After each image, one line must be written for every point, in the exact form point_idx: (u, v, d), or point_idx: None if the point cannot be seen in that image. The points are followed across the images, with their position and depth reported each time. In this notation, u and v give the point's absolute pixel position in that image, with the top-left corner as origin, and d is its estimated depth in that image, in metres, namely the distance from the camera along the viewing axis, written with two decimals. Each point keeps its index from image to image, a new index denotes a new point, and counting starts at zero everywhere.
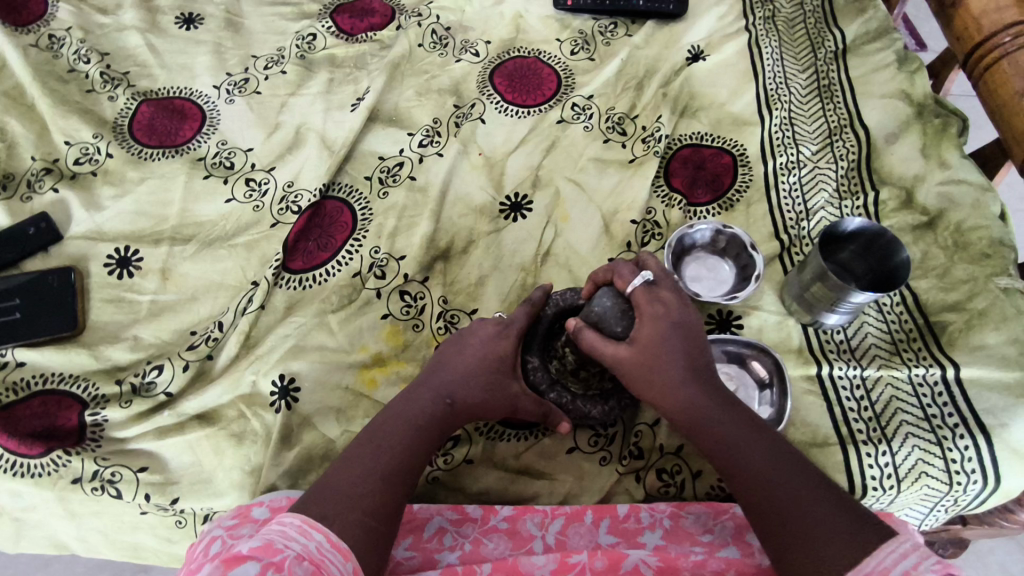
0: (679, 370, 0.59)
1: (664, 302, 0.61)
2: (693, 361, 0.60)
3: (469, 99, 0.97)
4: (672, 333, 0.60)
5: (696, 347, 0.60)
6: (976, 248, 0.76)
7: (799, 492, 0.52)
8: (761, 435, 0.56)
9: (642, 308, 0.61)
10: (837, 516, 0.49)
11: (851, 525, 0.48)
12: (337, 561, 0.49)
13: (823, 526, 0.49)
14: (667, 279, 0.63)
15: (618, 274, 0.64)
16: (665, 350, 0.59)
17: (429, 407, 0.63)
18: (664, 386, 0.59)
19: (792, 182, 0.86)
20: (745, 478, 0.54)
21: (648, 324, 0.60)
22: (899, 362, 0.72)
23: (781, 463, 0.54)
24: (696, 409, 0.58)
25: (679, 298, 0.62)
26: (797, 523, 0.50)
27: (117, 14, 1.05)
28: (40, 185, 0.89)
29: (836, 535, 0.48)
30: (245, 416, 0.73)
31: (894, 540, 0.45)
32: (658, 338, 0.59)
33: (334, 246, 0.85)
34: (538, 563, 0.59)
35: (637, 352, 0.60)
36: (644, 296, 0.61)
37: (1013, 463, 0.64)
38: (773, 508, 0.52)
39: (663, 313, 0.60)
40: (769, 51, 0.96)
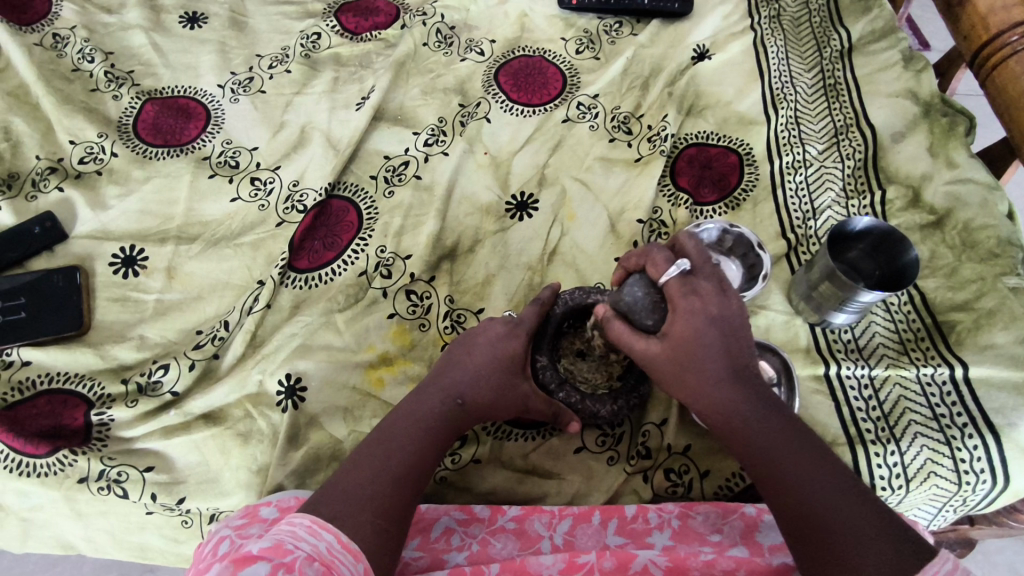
0: (714, 369, 0.57)
1: (700, 294, 0.58)
2: (731, 358, 0.57)
3: (474, 98, 0.97)
4: (710, 328, 0.57)
5: (735, 342, 0.57)
6: (984, 248, 0.76)
7: (835, 501, 0.51)
8: (797, 438, 0.55)
9: (676, 302, 0.58)
10: (873, 529, 0.49)
11: (887, 539, 0.48)
12: (348, 561, 0.48)
13: (857, 538, 0.49)
14: (707, 267, 0.59)
15: (652, 262, 0.61)
16: (700, 348, 0.57)
17: (439, 407, 0.63)
18: (696, 385, 0.58)
19: (798, 181, 0.86)
20: (777, 481, 0.54)
21: (683, 320, 0.57)
22: (907, 362, 0.72)
23: (817, 467, 0.53)
24: (730, 409, 0.57)
25: (719, 288, 0.59)
26: (829, 533, 0.50)
27: (121, 14, 1.05)
28: (45, 184, 0.89)
29: (871, 551, 0.48)
30: (251, 416, 0.73)
31: (933, 562, 0.45)
32: (693, 335, 0.57)
33: (339, 245, 0.85)
34: (546, 563, 0.59)
35: (669, 349, 0.58)
36: (678, 289, 0.58)
37: (1021, 463, 0.64)
38: (804, 515, 0.51)
39: (700, 306, 0.57)
40: (774, 51, 0.96)
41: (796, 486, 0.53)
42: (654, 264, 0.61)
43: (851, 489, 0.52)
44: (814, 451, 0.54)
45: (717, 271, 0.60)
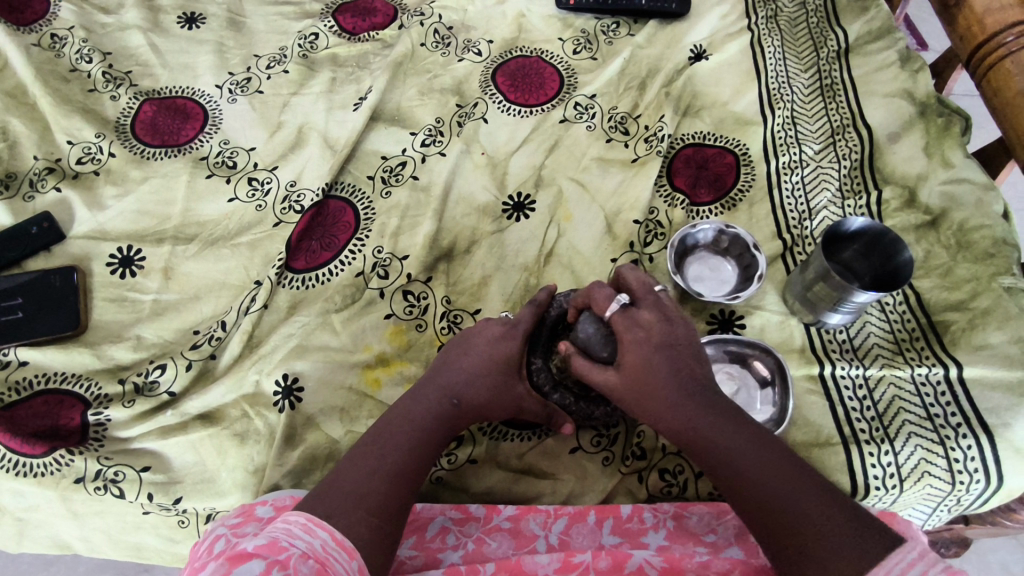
0: (670, 388, 0.58)
1: (641, 325, 0.62)
2: (685, 376, 0.59)
3: (472, 99, 0.97)
4: (655, 354, 0.60)
5: (685, 361, 0.60)
6: (979, 247, 0.76)
7: (800, 499, 0.50)
8: (761, 444, 0.54)
9: (622, 334, 0.62)
10: (839, 522, 0.48)
11: (853, 531, 0.47)
12: (342, 559, 0.49)
13: (825, 535, 0.47)
14: (646, 298, 0.64)
15: (595, 299, 0.65)
16: (652, 372, 0.59)
17: (435, 407, 0.63)
18: (657, 405, 0.58)
19: (795, 181, 0.86)
20: (743, 490, 0.53)
21: (630, 349, 0.61)
22: (902, 362, 0.72)
23: (781, 469, 0.52)
24: (691, 424, 0.57)
25: (660, 316, 0.62)
26: (797, 533, 0.49)
27: (119, 14, 1.05)
28: (42, 184, 0.89)
29: (839, 545, 0.46)
30: (248, 416, 0.73)
31: (899, 549, 0.44)
32: (642, 361, 0.60)
33: (337, 246, 0.85)
34: (542, 562, 0.59)
35: (624, 378, 0.61)
36: (621, 321, 0.63)
37: (1015, 463, 0.64)
38: (772, 519, 0.50)
39: (642, 336, 0.61)
40: (771, 51, 0.96)
41: (762, 492, 0.52)
42: (596, 303, 0.65)
43: (817, 486, 0.51)
44: (778, 453, 0.54)
45: (659, 299, 0.64)
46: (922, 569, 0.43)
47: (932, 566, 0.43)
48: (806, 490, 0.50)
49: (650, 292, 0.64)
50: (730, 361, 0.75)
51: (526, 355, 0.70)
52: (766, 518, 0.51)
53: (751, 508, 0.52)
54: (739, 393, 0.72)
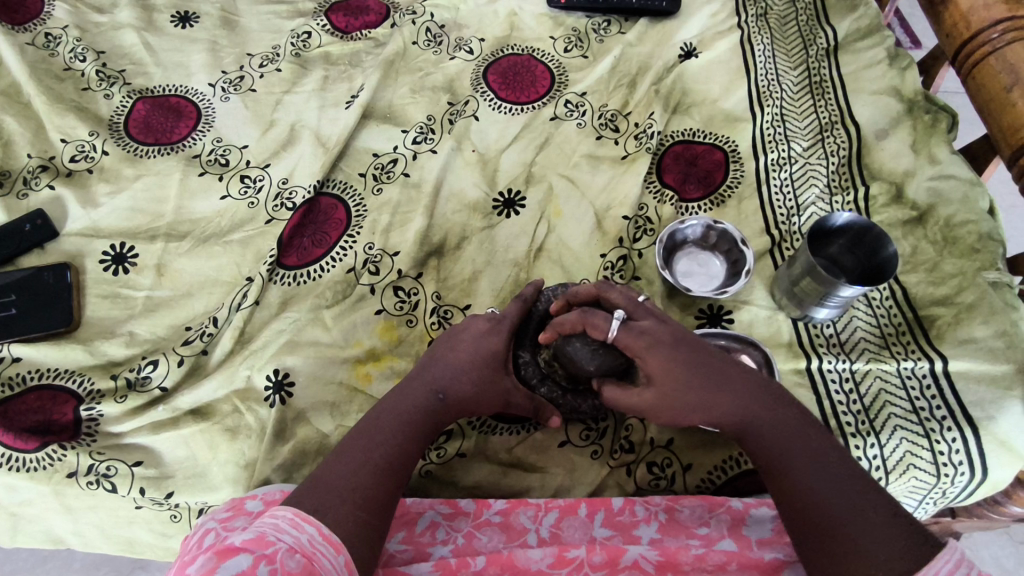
0: (704, 384, 0.59)
1: (649, 333, 0.61)
2: (714, 372, 0.60)
3: (463, 97, 0.98)
4: (677, 357, 0.59)
5: (711, 359, 0.60)
6: (964, 243, 0.77)
7: (844, 493, 0.52)
8: (804, 439, 0.56)
9: (635, 349, 0.61)
10: (884, 516, 0.50)
11: (898, 526, 0.49)
12: (329, 553, 0.49)
13: (869, 529, 0.49)
14: (638, 310, 0.63)
15: (592, 325, 0.62)
16: (680, 374, 0.59)
17: (421, 402, 0.64)
18: (695, 403, 0.60)
19: (783, 177, 0.87)
20: (789, 482, 0.55)
21: (648, 357, 0.60)
22: (888, 355, 0.73)
23: (824, 461, 0.55)
24: (735, 416, 0.59)
25: (662, 323, 0.62)
26: (840, 527, 0.50)
27: (113, 13, 1.06)
28: (36, 182, 0.90)
29: (882, 540, 0.48)
30: (239, 411, 0.74)
31: (946, 550, 0.45)
32: (666, 368, 0.59)
33: (328, 242, 0.85)
34: (535, 558, 0.59)
35: (654, 388, 0.61)
36: (628, 337, 0.61)
37: (1000, 455, 0.64)
38: (816, 512, 0.52)
39: (655, 343, 0.60)
40: (761, 48, 0.96)
41: (806, 483, 0.54)
42: (594, 328, 0.62)
43: (858, 480, 0.53)
44: (819, 446, 0.56)
45: (650, 308, 0.63)
46: (967, 573, 0.44)
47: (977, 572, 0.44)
48: (850, 485, 0.53)
49: (639, 305, 0.64)
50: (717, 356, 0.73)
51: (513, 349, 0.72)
52: (809, 512, 0.52)
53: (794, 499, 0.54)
54: None
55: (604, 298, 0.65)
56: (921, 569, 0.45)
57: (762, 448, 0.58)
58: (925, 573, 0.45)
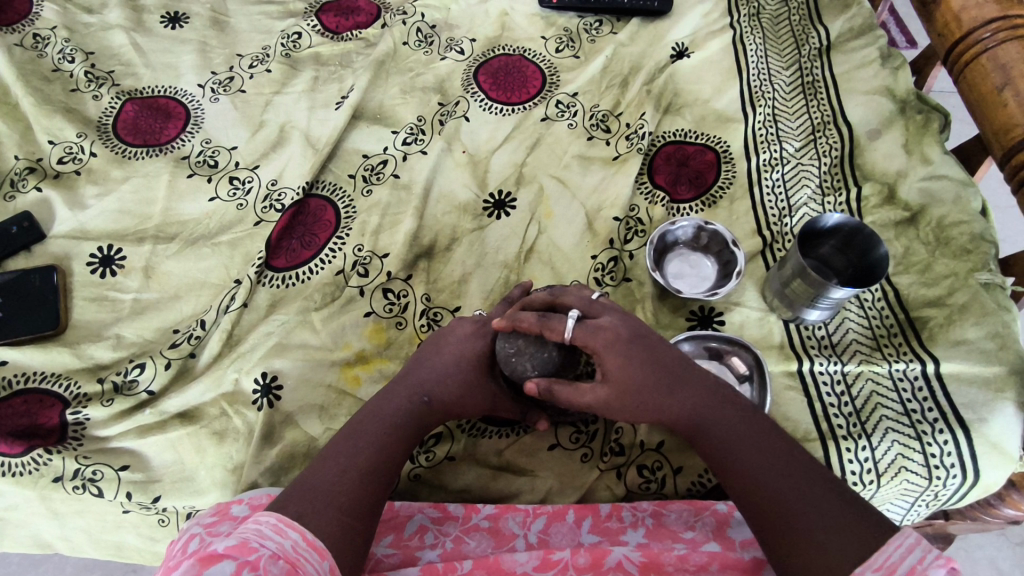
0: (663, 381, 0.58)
1: (609, 330, 0.58)
2: (672, 369, 0.59)
3: (454, 97, 0.98)
4: (637, 355, 0.57)
5: (669, 355, 0.59)
6: (957, 243, 0.76)
7: (798, 489, 0.52)
8: (756, 436, 0.56)
9: (594, 347, 0.57)
10: (840, 508, 0.50)
11: (854, 516, 0.49)
12: (313, 559, 0.49)
13: (823, 521, 0.49)
14: (596, 309, 0.60)
15: (549, 326, 0.59)
16: (636, 373, 0.57)
17: (407, 405, 0.64)
18: (651, 400, 0.58)
19: (775, 178, 0.86)
20: (744, 479, 0.55)
21: (607, 356, 0.57)
22: (880, 357, 0.72)
23: (779, 458, 0.55)
24: (692, 412, 0.58)
25: (621, 320, 0.60)
26: (795, 520, 0.50)
27: (102, 14, 1.05)
28: (23, 184, 0.89)
29: (837, 530, 0.48)
30: (226, 414, 0.73)
31: (898, 534, 0.46)
32: (625, 367, 0.57)
33: (317, 244, 0.85)
34: (520, 560, 0.59)
35: (612, 388, 0.58)
36: (587, 335, 0.57)
37: (992, 458, 0.64)
38: (772, 508, 0.52)
39: (616, 339, 0.57)
40: (753, 48, 0.96)
41: (761, 479, 0.54)
42: (552, 330, 0.59)
43: (814, 473, 0.53)
44: (775, 443, 0.56)
45: (607, 307, 0.61)
46: (920, 554, 0.44)
47: (931, 551, 0.44)
48: (802, 478, 0.52)
49: (592, 304, 0.61)
50: (709, 358, 0.75)
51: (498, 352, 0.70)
52: (764, 507, 0.52)
53: (749, 494, 0.54)
54: None
55: (560, 302, 0.62)
56: (874, 554, 0.45)
57: (717, 446, 0.57)
58: (877, 557, 0.45)
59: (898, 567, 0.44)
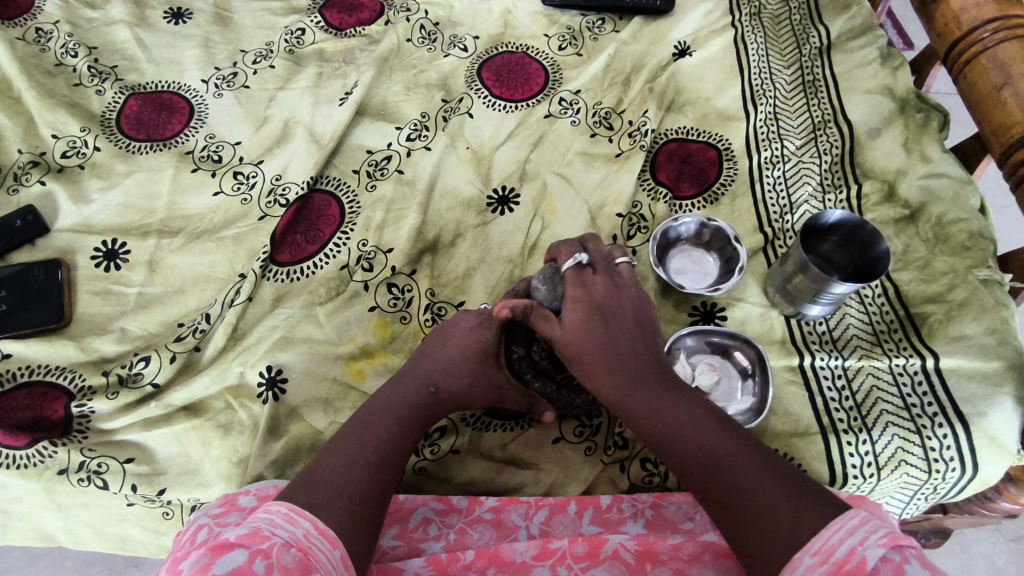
0: (609, 349, 0.61)
1: (588, 285, 0.64)
2: (620, 343, 0.61)
3: (458, 94, 0.98)
4: (596, 319, 0.62)
5: (624, 330, 0.62)
6: (956, 241, 0.77)
7: (738, 467, 0.52)
8: (700, 416, 0.57)
9: (568, 291, 0.64)
10: (783, 493, 0.50)
11: (795, 500, 0.49)
12: (325, 547, 0.49)
13: (764, 498, 0.50)
14: (604, 265, 0.65)
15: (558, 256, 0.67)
16: (594, 332, 0.61)
17: (414, 397, 0.64)
18: (597, 371, 0.61)
19: (776, 176, 0.87)
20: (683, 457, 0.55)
21: (572, 308, 0.63)
22: (880, 352, 0.73)
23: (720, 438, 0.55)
24: (631, 393, 0.59)
25: (611, 285, 0.64)
26: (732, 499, 0.51)
27: (105, 9, 1.05)
28: (27, 177, 0.89)
29: (774, 511, 0.49)
30: (232, 407, 0.74)
31: (838, 518, 0.46)
32: (581, 322, 0.62)
33: (321, 239, 0.85)
34: (520, 550, 0.60)
35: (568, 338, 0.62)
36: (573, 277, 0.64)
37: (991, 451, 0.65)
38: (712, 488, 0.53)
39: (587, 295, 0.63)
40: (754, 47, 0.97)
41: (699, 457, 0.54)
42: (559, 258, 0.67)
43: (755, 451, 0.53)
44: (715, 425, 0.56)
45: (612, 267, 0.66)
46: (862, 535, 0.44)
47: (873, 532, 0.44)
48: (740, 457, 0.53)
49: (609, 263, 0.66)
50: (712, 353, 0.76)
51: (506, 344, 0.71)
52: (702, 485, 0.53)
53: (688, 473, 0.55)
54: (720, 383, 0.73)
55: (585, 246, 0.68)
56: (811, 539, 0.46)
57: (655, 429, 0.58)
58: (816, 542, 0.45)
59: (836, 550, 0.44)
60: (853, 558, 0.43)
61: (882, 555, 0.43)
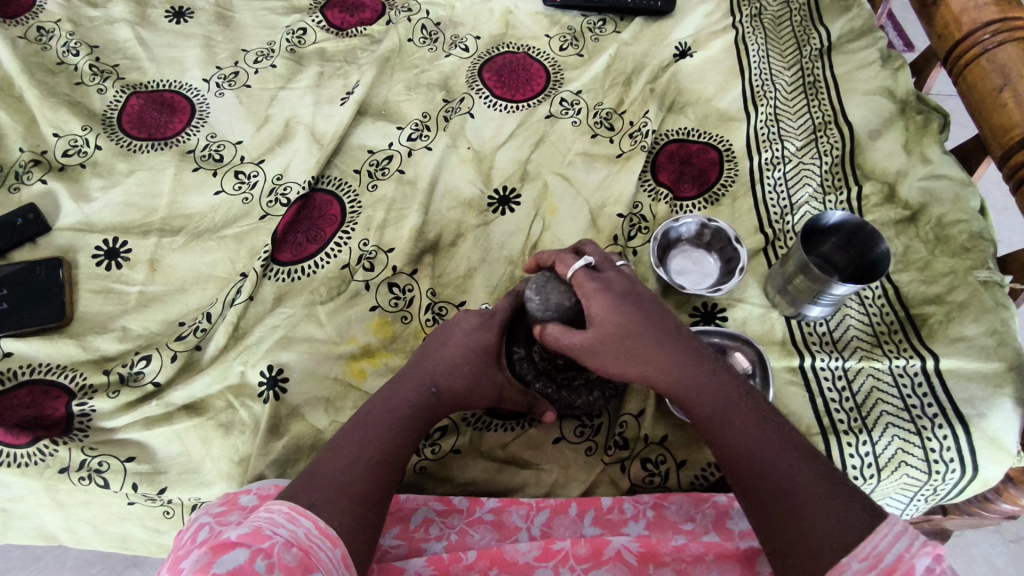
0: (653, 336, 0.59)
1: (607, 281, 0.62)
2: (658, 334, 0.60)
3: (459, 94, 0.98)
4: (630, 311, 0.60)
5: (662, 320, 0.61)
6: (956, 242, 0.77)
7: (783, 464, 0.53)
8: (745, 409, 0.57)
9: (586, 287, 0.61)
10: (829, 492, 0.50)
11: (841, 500, 0.49)
12: (325, 547, 0.49)
13: (809, 497, 0.50)
14: (609, 266, 0.64)
15: (561, 261, 0.65)
16: (625, 326, 0.59)
17: (415, 397, 0.64)
18: (637, 358, 0.59)
19: (777, 177, 0.87)
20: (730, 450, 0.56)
21: (596, 302, 0.60)
22: (880, 353, 0.73)
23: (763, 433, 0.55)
24: (676, 379, 0.59)
25: (630, 283, 0.63)
26: (781, 492, 0.51)
27: (106, 8, 1.05)
28: (28, 176, 0.89)
29: (825, 507, 0.49)
30: (233, 407, 0.74)
31: (885, 522, 0.46)
32: (611, 314, 0.59)
33: (322, 238, 0.85)
34: (522, 550, 0.60)
35: (598, 334, 0.60)
36: (584, 277, 0.62)
37: (991, 453, 0.65)
38: (758, 483, 0.53)
39: (607, 289, 0.61)
40: (755, 48, 0.97)
41: (749, 446, 0.54)
42: (561, 263, 0.64)
43: (798, 448, 0.54)
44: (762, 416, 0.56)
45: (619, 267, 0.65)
46: (907, 541, 0.45)
47: (917, 539, 0.45)
48: (789, 453, 0.53)
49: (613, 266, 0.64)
50: (712, 354, 0.74)
51: (506, 345, 0.72)
52: (750, 474, 0.54)
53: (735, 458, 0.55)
54: None
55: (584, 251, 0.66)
56: (861, 542, 0.46)
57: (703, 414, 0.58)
58: (864, 545, 0.46)
59: (885, 556, 0.45)
60: (903, 566, 0.44)
61: (927, 565, 0.43)
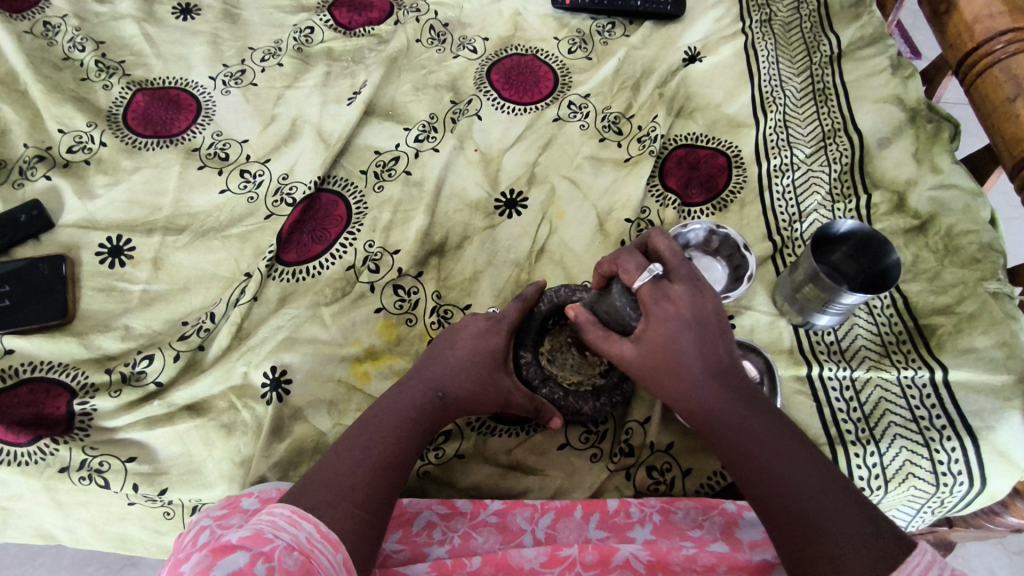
0: (691, 364, 0.58)
1: (671, 299, 0.59)
2: (703, 358, 0.59)
3: (467, 96, 0.98)
4: (683, 330, 0.58)
5: (714, 341, 0.59)
6: (966, 252, 0.76)
7: (812, 493, 0.51)
8: (776, 437, 0.55)
9: (647, 308, 0.60)
10: (859, 523, 0.48)
11: (870, 532, 0.48)
12: (327, 551, 0.48)
13: (837, 527, 0.48)
14: (679, 268, 0.61)
15: (623, 268, 0.62)
16: (672, 348, 0.59)
17: (421, 400, 0.64)
18: (675, 379, 0.59)
19: (786, 184, 0.86)
20: (756, 476, 0.54)
21: (652, 324, 0.60)
22: (888, 363, 0.72)
23: (794, 463, 0.53)
24: (710, 404, 0.58)
25: (692, 292, 0.60)
26: (806, 519, 0.50)
27: (113, 4, 1.04)
28: (32, 172, 0.89)
29: (854, 538, 0.47)
30: (236, 407, 0.73)
31: (917, 551, 0.45)
32: (664, 335, 0.59)
33: (328, 239, 0.85)
34: (528, 556, 0.59)
35: (644, 352, 0.60)
36: (650, 293, 0.60)
37: (1000, 466, 0.64)
38: (784, 508, 0.51)
39: (672, 311, 0.59)
40: (765, 54, 0.96)
41: (780, 472, 0.53)
42: (624, 272, 0.62)
43: (829, 479, 0.52)
44: (795, 447, 0.54)
45: (690, 271, 0.61)
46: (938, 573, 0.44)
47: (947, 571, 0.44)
48: (818, 483, 0.51)
49: (684, 263, 0.61)
50: None
51: (514, 349, 0.72)
52: (773, 500, 0.52)
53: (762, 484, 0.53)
54: None
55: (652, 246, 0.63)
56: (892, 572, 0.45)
57: (732, 442, 0.56)
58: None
59: None
60: None
61: None
